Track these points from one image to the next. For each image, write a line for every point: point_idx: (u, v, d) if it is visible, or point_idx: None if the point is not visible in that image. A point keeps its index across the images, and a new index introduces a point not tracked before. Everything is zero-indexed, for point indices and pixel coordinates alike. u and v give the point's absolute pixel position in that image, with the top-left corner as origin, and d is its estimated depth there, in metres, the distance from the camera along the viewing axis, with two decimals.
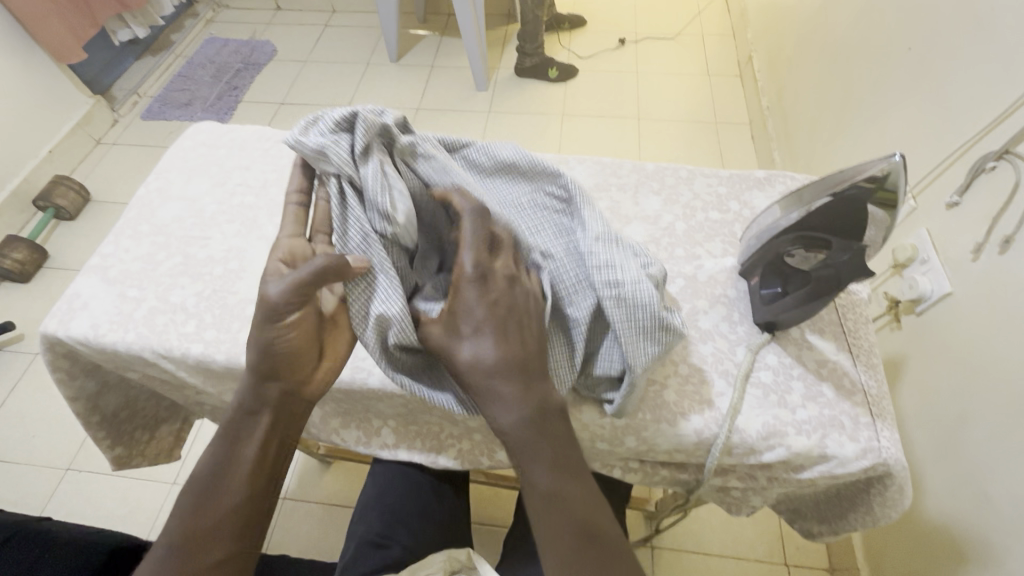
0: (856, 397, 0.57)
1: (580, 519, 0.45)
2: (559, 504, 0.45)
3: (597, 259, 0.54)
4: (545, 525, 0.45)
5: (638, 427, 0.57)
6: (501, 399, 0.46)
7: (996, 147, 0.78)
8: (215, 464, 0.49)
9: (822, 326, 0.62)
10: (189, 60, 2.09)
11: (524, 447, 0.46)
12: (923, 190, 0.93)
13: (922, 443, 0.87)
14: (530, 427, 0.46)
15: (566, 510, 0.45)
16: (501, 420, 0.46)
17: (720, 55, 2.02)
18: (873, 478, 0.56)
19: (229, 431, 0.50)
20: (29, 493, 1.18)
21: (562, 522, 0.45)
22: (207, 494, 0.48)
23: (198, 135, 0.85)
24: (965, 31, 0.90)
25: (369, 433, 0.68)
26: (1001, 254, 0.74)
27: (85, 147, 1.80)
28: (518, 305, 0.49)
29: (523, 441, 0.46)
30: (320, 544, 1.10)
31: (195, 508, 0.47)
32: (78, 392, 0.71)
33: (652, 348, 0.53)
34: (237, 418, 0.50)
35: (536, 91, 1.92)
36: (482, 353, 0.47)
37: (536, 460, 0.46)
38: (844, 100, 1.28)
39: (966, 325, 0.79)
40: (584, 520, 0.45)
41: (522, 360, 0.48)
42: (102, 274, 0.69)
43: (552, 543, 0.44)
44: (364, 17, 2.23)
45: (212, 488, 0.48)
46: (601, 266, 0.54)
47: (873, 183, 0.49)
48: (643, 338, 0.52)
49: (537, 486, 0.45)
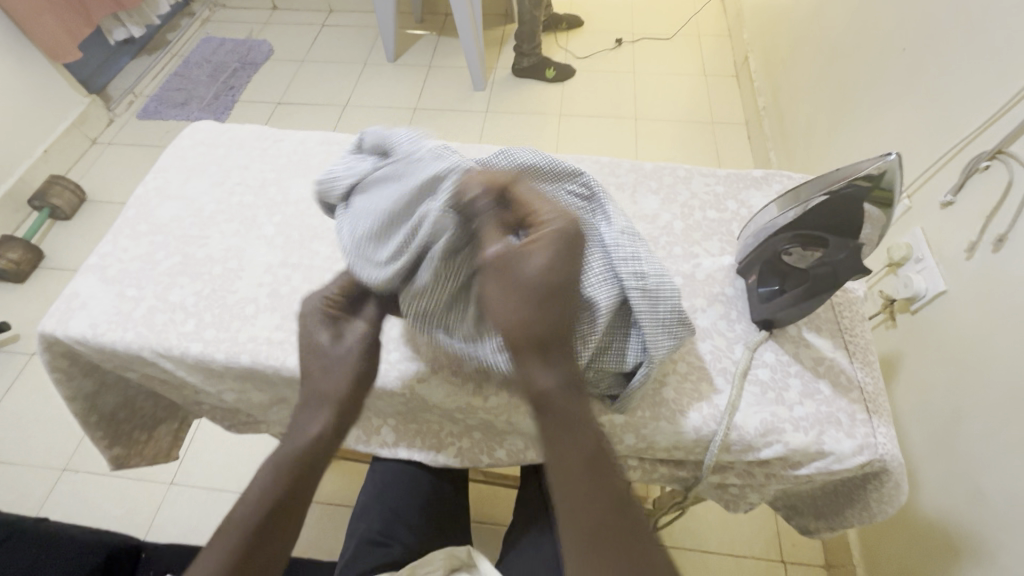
0: (853, 394, 0.57)
1: (611, 487, 0.48)
2: (593, 468, 0.48)
3: (622, 251, 0.54)
4: (572, 497, 0.47)
5: (637, 424, 0.57)
6: (546, 365, 0.50)
7: (990, 146, 0.79)
8: (257, 509, 0.48)
9: (819, 324, 0.62)
10: (185, 60, 2.09)
11: (565, 409, 0.49)
12: (918, 189, 0.94)
13: (917, 440, 0.88)
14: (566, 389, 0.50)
15: (601, 478, 0.48)
16: (541, 382, 0.50)
17: (717, 56, 2.03)
18: (869, 474, 0.56)
19: (280, 473, 0.50)
20: (25, 494, 1.17)
21: (597, 485, 0.47)
22: (260, 536, 0.48)
23: (196, 134, 0.85)
24: (959, 31, 0.90)
25: (369, 432, 0.68)
26: (995, 253, 0.75)
27: (81, 146, 1.80)
28: (552, 284, 0.49)
29: (563, 400, 0.50)
30: (319, 543, 1.10)
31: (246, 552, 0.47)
32: (76, 392, 0.71)
33: (671, 342, 0.54)
34: (293, 459, 0.51)
35: (533, 91, 1.93)
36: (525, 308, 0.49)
37: (578, 426, 0.49)
38: (839, 100, 1.28)
39: (960, 323, 0.80)
40: (611, 501, 0.47)
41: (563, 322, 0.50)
42: (100, 273, 0.69)
43: (579, 503, 0.47)
44: (361, 17, 2.23)
45: (262, 532, 0.48)
46: (625, 258, 0.54)
47: (869, 181, 0.50)
48: (664, 331, 0.54)
49: (576, 450, 0.48)
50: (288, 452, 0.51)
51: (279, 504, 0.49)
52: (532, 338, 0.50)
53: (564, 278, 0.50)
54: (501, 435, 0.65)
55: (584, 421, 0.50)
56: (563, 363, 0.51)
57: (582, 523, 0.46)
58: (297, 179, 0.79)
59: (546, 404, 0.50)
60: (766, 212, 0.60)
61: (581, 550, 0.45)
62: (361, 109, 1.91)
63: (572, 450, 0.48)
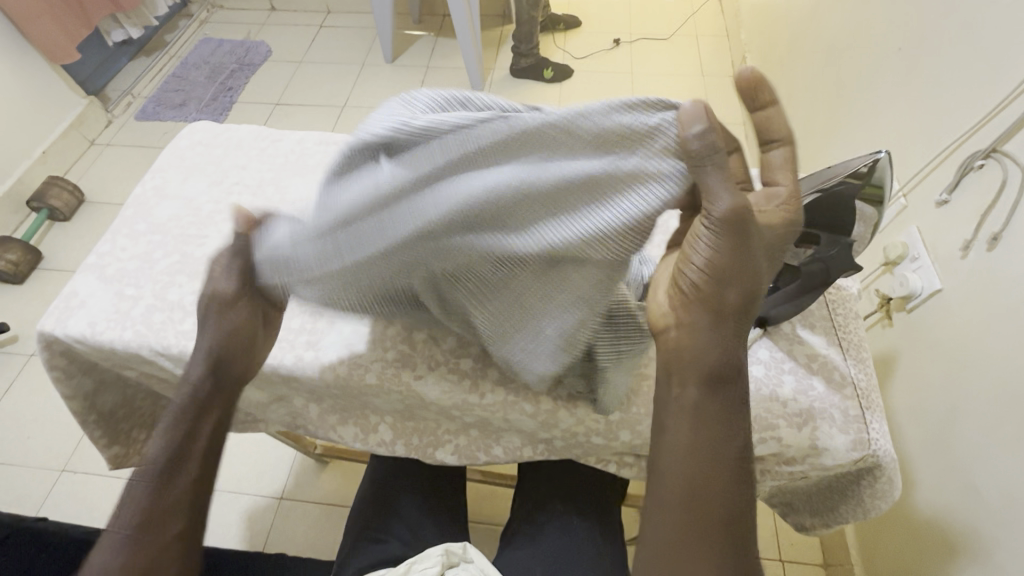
0: (847, 390, 0.58)
1: (739, 484, 0.42)
2: (730, 460, 0.42)
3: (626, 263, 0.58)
4: (676, 491, 0.42)
5: (633, 421, 0.58)
6: (712, 342, 0.43)
7: (985, 145, 0.80)
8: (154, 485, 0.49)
9: (813, 321, 0.63)
10: (183, 60, 2.09)
11: (717, 396, 0.43)
12: (913, 189, 0.94)
13: (912, 437, 0.88)
14: (711, 396, 0.43)
15: (737, 473, 0.42)
16: (702, 360, 0.43)
17: (714, 56, 2.03)
18: (863, 470, 0.57)
19: (182, 414, 0.52)
20: (24, 494, 1.17)
21: (715, 472, 0.42)
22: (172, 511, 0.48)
23: (194, 135, 0.85)
24: (954, 31, 0.91)
25: (367, 430, 0.68)
26: (989, 251, 0.75)
27: (80, 147, 1.80)
28: (723, 272, 0.43)
29: (717, 387, 0.43)
30: (317, 542, 1.11)
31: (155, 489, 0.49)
32: (75, 391, 0.71)
33: None
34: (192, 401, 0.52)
35: (530, 91, 1.93)
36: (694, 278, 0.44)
37: (734, 416, 0.43)
38: (836, 100, 1.29)
39: (955, 321, 0.81)
40: (722, 514, 0.42)
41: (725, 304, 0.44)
42: (99, 273, 0.70)
43: (687, 477, 0.42)
44: (359, 18, 2.23)
45: (171, 471, 0.49)
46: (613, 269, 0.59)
47: (860, 178, 0.51)
48: None
49: (713, 433, 0.43)
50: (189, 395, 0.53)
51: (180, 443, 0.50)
52: (703, 313, 0.44)
53: (744, 266, 0.43)
54: (498, 432, 0.65)
55: (737, 414, 0.43)
56: (732, 347, 0.44)
57: (690, 505, 0.42)
58: (295, 179, 0.79)
59: (697, 379, 0.43)
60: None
61: (676, 527, 0.42)
62: (359, 110, 1.91)
63: (692, 449, 0.42)
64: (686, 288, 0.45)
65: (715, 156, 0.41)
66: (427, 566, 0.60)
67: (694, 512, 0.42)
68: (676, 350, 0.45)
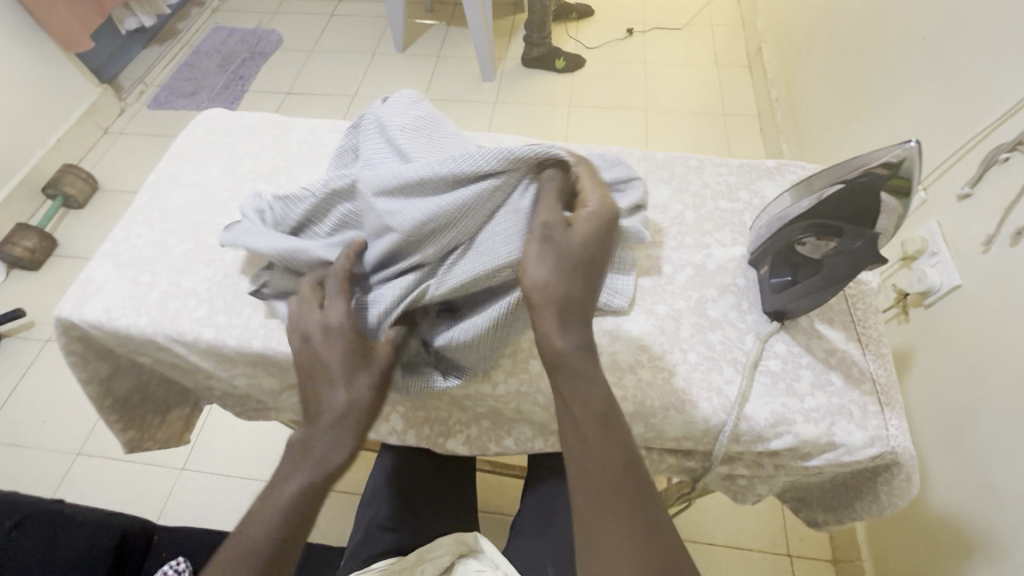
0: (865, 386, 0.57)
1: (619, 477, 0.47)
2: (596, 430, 0.48)
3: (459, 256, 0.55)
4: (591, 452, 0.47)
5: (647, 414, 0.57)
6: (553, 328, 0.49)
7: (1010, 137, 0.78)
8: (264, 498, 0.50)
9: (832, 316, 0.62)
10: (194, 49, 2.09)
11: (581, 377, 0.49)
12: (934, 181, 0.92)
13: (928, 434, 0.87)
14: (582, 352, 0.49)
15: (606, 436, 0.48)
16: (558, 348, 0.49)
17: (729, 46, 2.00)
18: (881, 467, 0.56)
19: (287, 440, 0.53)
20: (40, 477, 1.19)
21: (614, 441, 0.48)
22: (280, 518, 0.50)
23: (207, 122, 0.86)
24: (979, 20, 0.89)
25: (379, 418, 0.68)
26: (1013, 246, 0.74)
27: (93, 135, 1.81)
28: (578, 259, 0.51)
29: (581, 369, 0.49)
30: (327, 530, 1.11)
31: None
32: (92, 375, 0.71)
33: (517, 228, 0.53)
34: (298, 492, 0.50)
35: (542, 81, 1.91)
36: (544, 276, 0.50)
37: (592, 390, 0.49)
38: (854, 91, 1.27)
39: (975, 316, 0.79)
40: (628, 464, 0.48)
41: (567, 301, 0.50)
42: (114, 259, 0.70)
43: (605, 457, 0.47)
44: (371, 7, 2.22)
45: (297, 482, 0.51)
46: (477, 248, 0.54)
47: (888, 169, 0.49)
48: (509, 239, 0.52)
49: (573, 411, 0.48)
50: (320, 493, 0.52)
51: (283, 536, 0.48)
52: (569, 309, 0.50)
53: (580, 274, 0.51)
54: (509, 423, 0.65)
55: (591, 386, 0.49)
56: (582, 331, 0.50)
57: (591, 483, 0.47)
58: (307, 168, 0.79)
59: (563, 371, 0.49)
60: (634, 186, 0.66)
61: (590, 503, 0.46)
62: (370, 99, 1.90)
63: (588, 398, 0.48)
64: (529, 291, 0.50)
65: (553, 224, 0.51)
66: (438, 556, 0.61)
67: (591, 491, 0.46)
68: (544, 355, 0.50)
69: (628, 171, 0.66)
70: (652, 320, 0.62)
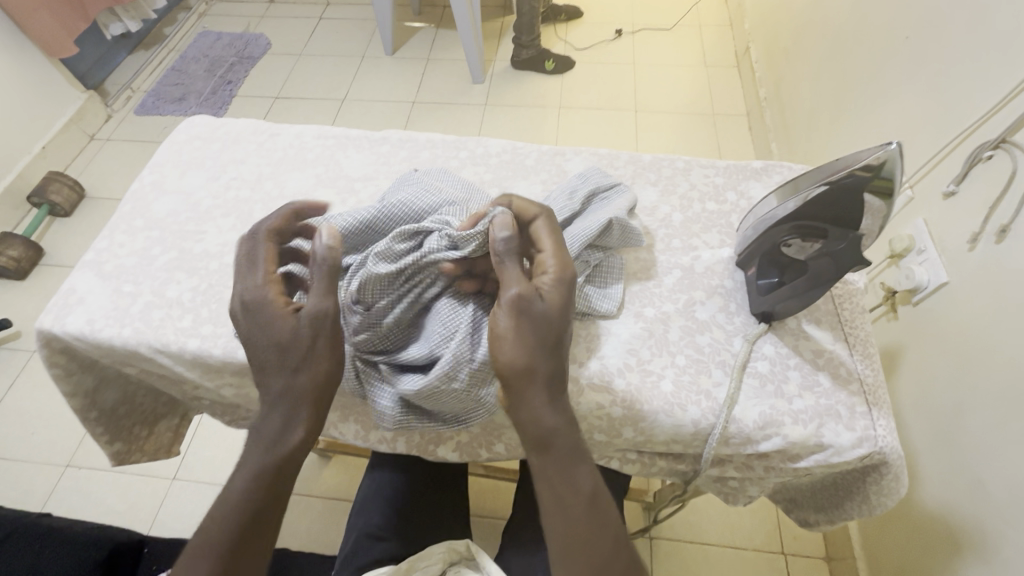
0: (852, 386, 0.57)
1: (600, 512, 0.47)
2: (570, 483, 0.47)
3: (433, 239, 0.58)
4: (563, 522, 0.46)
5: (636, 418, 0.56)
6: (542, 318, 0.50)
7: (994, 135, 0.78)
8: (258, 469, 0.49)
9: (819, 316, 0.62)
10: (182, 54, 2.07)
11: (566, 457, 0.48)
12: (920, 179, 0.93)
13: (916, 432, 0.88)
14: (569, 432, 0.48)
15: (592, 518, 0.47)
16: (547, 423, 0.48)
17: (717, 47, 2.01)
18: (869, 467, 0.56)
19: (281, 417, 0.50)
20: (28, 490, 1.18)
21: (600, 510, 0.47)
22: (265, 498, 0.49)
23: (192, 129, 0.85)
24: (962, 20, 0.89)
25: (368, 427, 0.68)
26: (999, 243, 0.74)
27: (79, 142, 1.79)
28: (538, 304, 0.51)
29: (567, 450, 0.48)
30: (320, 537, 1.11)
31: (244, 523, 0.47)
32: (75, 388, 0.70)
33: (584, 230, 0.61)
34: (285, 429, 0.50)
35: (533, 83, 1.91)
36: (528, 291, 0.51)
37: (580, 470, 0.48)
38: (842, 87, 1.27)
39: (962, 313, 0.80)
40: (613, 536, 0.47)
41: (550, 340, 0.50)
42: (97, 269, 0.69)
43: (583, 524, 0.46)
44: (359, 10, 2.22)
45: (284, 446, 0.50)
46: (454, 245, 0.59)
47: (870, 171, 0.49)
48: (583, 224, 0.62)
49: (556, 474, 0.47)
50: (277, 422, 0.50)
51: (270, 476, 0.49)
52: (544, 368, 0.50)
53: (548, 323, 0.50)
54: (499, 432, 0.65)
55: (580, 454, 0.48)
56: (566, 408, 0.49)
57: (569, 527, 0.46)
58: (293, 173, 0.79)
59: (547, 450, 0.48)
60: (617, 192, 0.67)
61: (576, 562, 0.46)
62: (359, 103, 1.90)
63: (581, 479, 0.48)
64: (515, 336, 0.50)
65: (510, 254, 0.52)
66: (429, 565, 0.60)
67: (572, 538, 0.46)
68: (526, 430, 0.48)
69: (609, 182, 0.67)
70: (640, 323, 0.62)
